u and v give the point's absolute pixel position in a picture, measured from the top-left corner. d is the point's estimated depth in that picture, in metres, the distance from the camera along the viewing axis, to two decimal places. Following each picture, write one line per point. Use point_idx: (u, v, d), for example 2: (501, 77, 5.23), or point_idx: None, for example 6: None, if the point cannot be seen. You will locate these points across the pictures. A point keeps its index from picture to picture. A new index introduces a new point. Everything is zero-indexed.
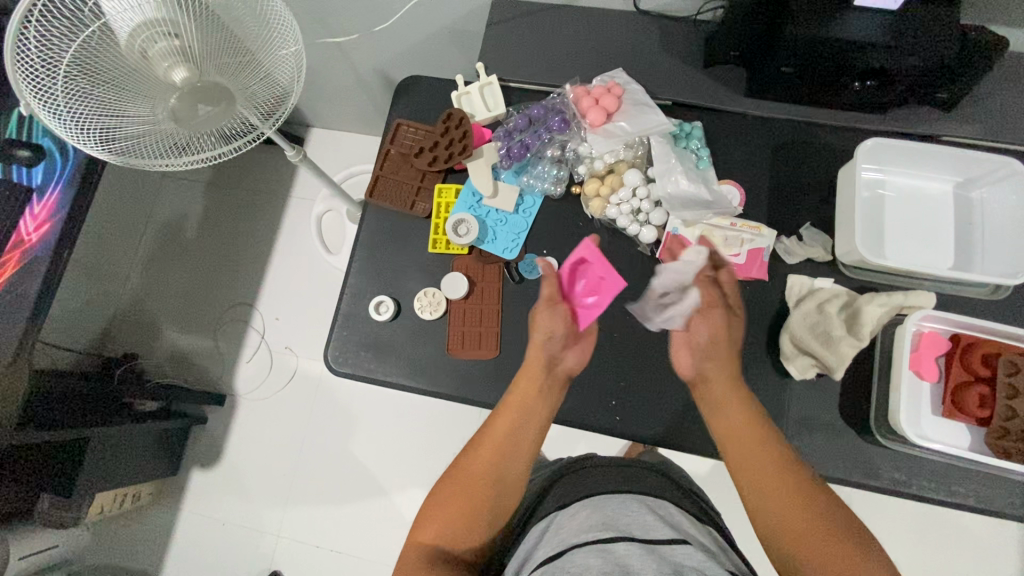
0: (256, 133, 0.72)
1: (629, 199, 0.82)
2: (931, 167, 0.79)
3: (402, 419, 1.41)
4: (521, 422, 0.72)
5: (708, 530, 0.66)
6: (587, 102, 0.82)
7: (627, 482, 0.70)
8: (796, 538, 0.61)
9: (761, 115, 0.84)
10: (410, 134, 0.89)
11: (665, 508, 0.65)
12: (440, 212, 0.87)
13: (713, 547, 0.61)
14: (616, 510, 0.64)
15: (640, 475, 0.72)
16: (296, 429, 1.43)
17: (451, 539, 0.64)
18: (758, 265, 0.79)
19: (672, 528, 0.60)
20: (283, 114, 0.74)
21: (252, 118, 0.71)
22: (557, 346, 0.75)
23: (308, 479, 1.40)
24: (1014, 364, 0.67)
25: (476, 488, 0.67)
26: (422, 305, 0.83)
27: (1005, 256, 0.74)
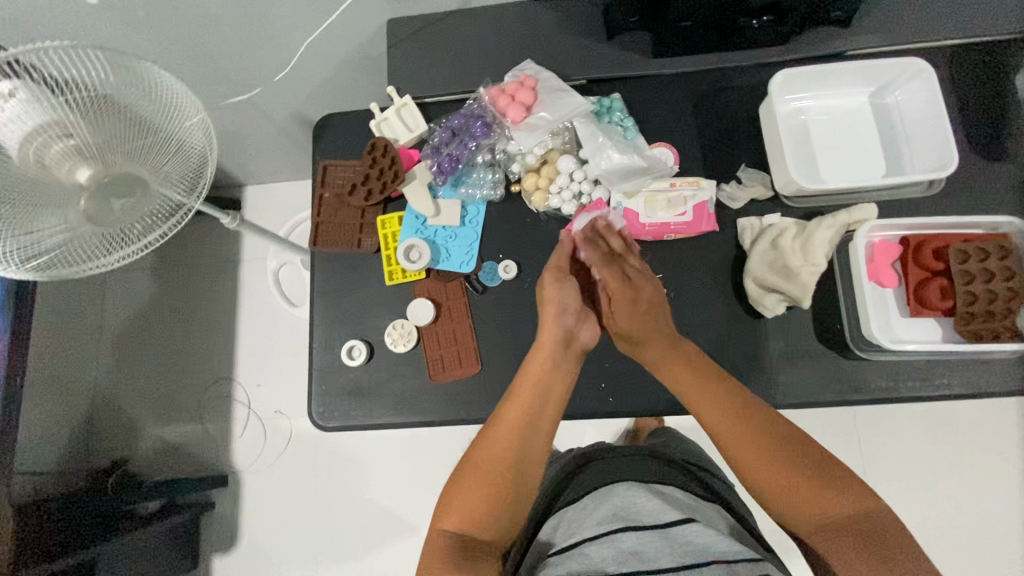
0: (184, 209, 0.72)
1: (569, 185, 0.82)
2: (845, 84, 0.81)
3: (410, 453, 1.40)
4: (535, 400, 0.70)
5: (713, 506, 0.67)
6: (504, 100, 0.82)
7: (629, 470, 0.71)
8: (775, 478, 0.62)
9: (676, 72, 0.85)
10: (340, 172, 0.89)
11: (668, 491, 0.66)
12: (388, 242, 0.85)
13: (720, 526, 0.62)
14: (623, 498, 0.64)
15: (642, 462, 0.73)
16: (306, 489, 1.41)
17: (469, 526, 0.63)
18: (709, 219, 0.79)
19: (679, 510, 0.61)
20: (205, 186, 0.73)
21: (174, 193, 0.70)
22: (572, 320, 0.75)
23: (333, 537, 1.37)
24: (963, 252, 0.72)
25: (494, 473, 0.66)
26: (395, 339, 0.82)
27: (930, 151, 0.76)
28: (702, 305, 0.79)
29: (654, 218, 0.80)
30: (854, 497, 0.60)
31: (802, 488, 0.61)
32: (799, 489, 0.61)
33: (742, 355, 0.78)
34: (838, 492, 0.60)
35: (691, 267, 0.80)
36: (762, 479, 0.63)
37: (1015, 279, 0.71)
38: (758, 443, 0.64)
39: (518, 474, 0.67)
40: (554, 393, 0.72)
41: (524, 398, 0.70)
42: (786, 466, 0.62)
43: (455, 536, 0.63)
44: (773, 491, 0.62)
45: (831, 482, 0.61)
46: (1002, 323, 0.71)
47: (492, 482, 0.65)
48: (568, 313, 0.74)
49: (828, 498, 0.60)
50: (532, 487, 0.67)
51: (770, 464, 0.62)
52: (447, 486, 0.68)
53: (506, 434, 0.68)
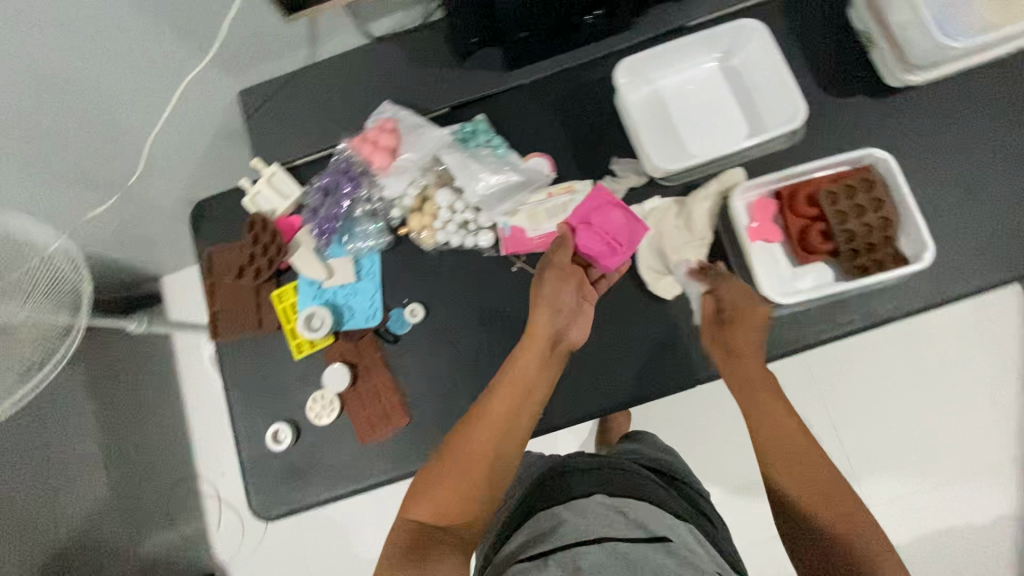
0: (74, 330, 0.72)
1: (452, 217, 0.81)
2: (691, 57, 0.82)
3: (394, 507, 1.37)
4: (522, 395, 0.71)
5: (683, 521, 0.68)
6: (367, 149, 0.81)
7: (604, 484, 0.71)
8: (811, 488, 0.62)
9: (532, 81, 0.86)
10: (225, 257, 0.86)
11: (645, 509, 0.67)
12: (288, 316, 0.83)
13: (693, 547, 0.63)
14: (597, 515, 0.64)
15: (622, 477, 0.73)
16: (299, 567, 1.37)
17: (446, 511, 0.60)
18: (636, 218, 0.78)
19: (650, 532, 0.62)
20: (86, 303, 0.74)
21: (57, 317, 0.70)
22: (563, 321, 0.76)
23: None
24: (832, 193, 0.74)
25: (480, 458, 0.64)
26: (318, 412, 0.80)
27: (782, 103, 0.78)
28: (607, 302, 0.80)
29: (540, 229, 0.81)
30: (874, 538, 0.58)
31: (833, 512, 0.60)
32: (830, 510, 0.60)
33: (656, 341, 0.78)
34: (863, 527, 0.59)
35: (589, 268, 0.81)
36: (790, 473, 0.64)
37: (886, 206, 0.73)
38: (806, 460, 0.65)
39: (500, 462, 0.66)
40: (540, 388, 0.72)
41: (513, 388, 0.70)
42: (823, 488, 0.62)
43: (425, 528, 0.59)
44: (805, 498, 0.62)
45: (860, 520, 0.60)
46: (885, 251, 0.73)
47: (479, 466, 0.64)
48: (560, 315, 0.75)
49: (852, 529, 0.59)
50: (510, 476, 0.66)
51: (813, 479, 0.63)
52: (423, 471, 0.65)
53: (494, 422, 0.67)
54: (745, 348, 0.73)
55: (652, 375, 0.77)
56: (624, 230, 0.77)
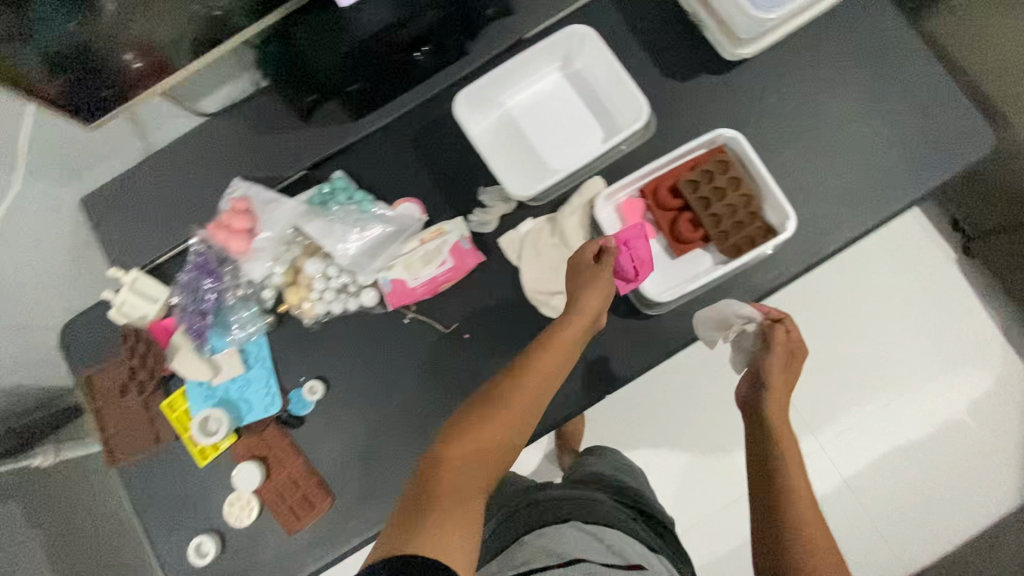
0: None
1: (327, 284, 0.78)
2: (532, 72, 0.82)
3: None
4: (553, 377, 0.60)
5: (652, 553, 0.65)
6: (223, 234, 0.77)
7: (587, 512, 0.66)
8: (807, 525, 0.57)
9: (382, 125, 0.82)
10: (106, 375, 0.82)
11: (620, 540, 0.63)
12: (184, 424, 0.79)
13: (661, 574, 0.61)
14: (571, 541, 0.60)
15: (604, 508, 0.68)
16: None
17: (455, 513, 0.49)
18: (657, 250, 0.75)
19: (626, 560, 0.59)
20: None
21: None
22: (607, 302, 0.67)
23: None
24: (691, 182, 0.74)
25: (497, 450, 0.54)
26: (237, 516, 0.77)
27: (626, 101, 0.78)
28: (503, 334, 0.78)
29: (420, 277, 0.78)
30: None
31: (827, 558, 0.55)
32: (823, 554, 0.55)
33: None
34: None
35: (478, 303, 0.79)
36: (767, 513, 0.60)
37: (744, 184, 0.74)
38: (807, 495, 0.60)
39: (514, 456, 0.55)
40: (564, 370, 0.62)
41: (548, 368, 0.60)
42: (818, 528, 0.57)
43: (424, 510, 0.49)
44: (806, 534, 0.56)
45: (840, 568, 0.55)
46: (753, 226, 0.74)
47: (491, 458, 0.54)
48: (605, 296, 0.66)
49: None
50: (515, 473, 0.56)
51: (815, 518, 0.57)
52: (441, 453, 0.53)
53: (521, 405, 0.57)
54: (778, 382, 0.67)
55: (560, 399, 0.77)
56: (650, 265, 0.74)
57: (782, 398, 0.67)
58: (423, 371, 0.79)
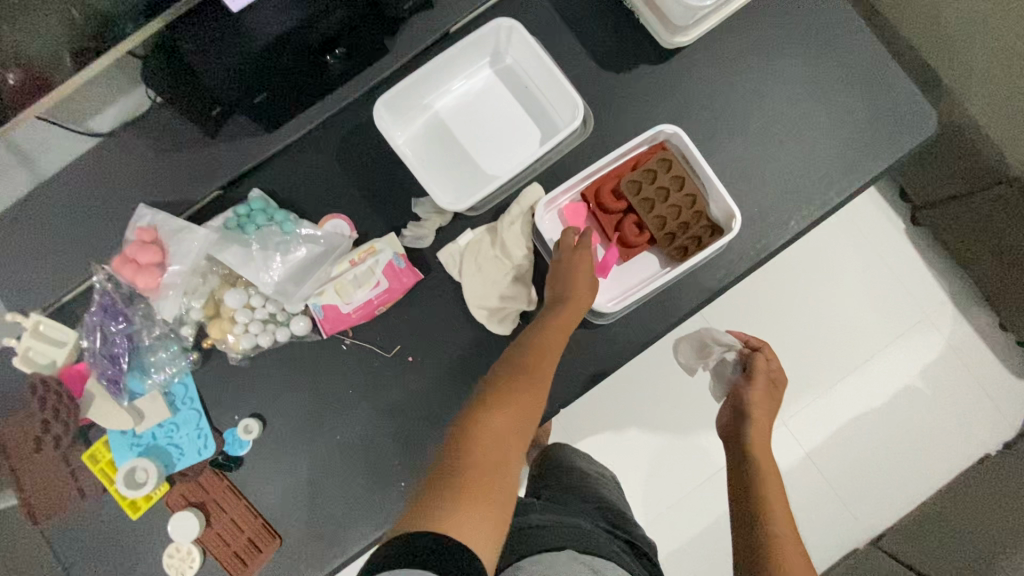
0: None
1: (253, 315, 0.73)
2: (459, 69, 0.76)
3: None
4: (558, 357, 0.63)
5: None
6: (128, 270, 0.69)
7: (578, 539, 0.66)
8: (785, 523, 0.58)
9: (300, 135, 0.76)
10: (13, 431, 0.74)
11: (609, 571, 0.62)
12: (109, 476, 0.73)
13: None
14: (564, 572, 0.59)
15: (593, 534, 0.68)
16: None
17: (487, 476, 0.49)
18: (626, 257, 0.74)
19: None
20: None
21: None
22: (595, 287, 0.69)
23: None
24: (633, 183, 0.71)
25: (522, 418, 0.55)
26: (178, 567, 0.72)
27: (560, 99, 0.74)
28: (448, 354, 0.74)
29: (354, 301, 0.73)
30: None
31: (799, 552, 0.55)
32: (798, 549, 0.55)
33: None
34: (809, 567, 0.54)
35: (420, 323, 0.74)
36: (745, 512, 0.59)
37: (687, 182, 0.71)
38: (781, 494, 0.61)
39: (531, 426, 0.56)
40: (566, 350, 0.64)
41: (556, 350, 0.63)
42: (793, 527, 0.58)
43: (455, 475, 0.48)
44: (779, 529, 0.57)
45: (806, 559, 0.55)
46: (699, 225, 0.71)
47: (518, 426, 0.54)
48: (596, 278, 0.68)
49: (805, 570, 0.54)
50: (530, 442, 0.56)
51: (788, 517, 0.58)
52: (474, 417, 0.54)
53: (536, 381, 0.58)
54: (759, 407, 0.69)
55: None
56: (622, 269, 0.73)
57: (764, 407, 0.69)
58: (365, 398, 0.74)
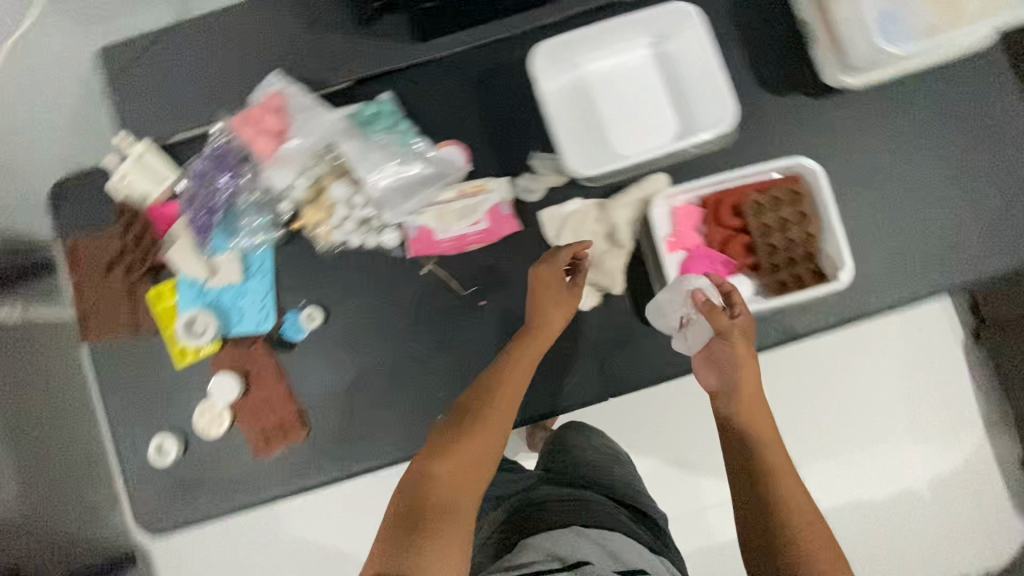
0: None
1: (350, 213, 0.73)
2: (620, 39, 0.74)
3: None
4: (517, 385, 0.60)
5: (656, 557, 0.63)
6: (250, 130, 0.71)
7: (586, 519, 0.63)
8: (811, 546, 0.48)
9: (446, 55, 0.75)
10: (92, 247, 0.76)
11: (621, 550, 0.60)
12: (167, 320, 0.75)
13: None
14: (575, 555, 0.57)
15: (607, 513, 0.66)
16: None
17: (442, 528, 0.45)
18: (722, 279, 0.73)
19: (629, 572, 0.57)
20: None
21: None
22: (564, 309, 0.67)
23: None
24: (759, 204, 0.70)
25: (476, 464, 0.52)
26: (205, 425, 0.74)
27: (710, 99, 0.71)
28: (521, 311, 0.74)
29: (449, 231, 0.73)
30: None
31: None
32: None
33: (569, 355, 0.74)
34: None
35: (503, 272, 0.74)
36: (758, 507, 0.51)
37: (811, 221, 0.70)
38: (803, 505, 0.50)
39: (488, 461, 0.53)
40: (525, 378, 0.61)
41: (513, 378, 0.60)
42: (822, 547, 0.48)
43: (408, 542, 0.44)
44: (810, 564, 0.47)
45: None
46: (806, 266, 0.70)
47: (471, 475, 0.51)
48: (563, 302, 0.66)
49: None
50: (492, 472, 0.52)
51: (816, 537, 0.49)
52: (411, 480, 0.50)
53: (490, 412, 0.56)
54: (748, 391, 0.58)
55: (558, 391, 0.74)
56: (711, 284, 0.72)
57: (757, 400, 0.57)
58: (426, 326, 0.74)
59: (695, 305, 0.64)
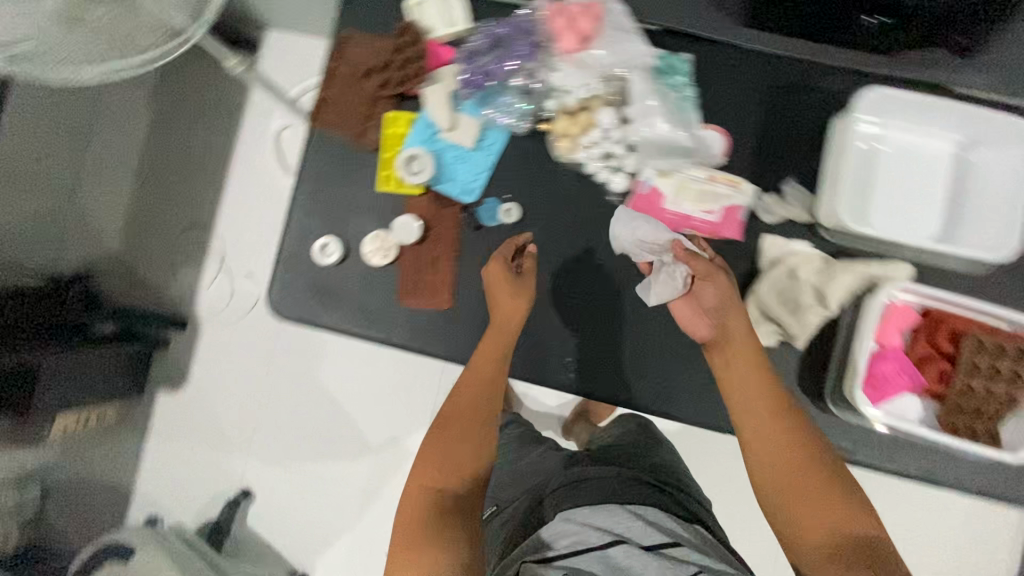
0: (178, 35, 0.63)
1: (601, 142, 0.73)
2: (936, 122, 0.71)
3: (369, 361, 1.41)
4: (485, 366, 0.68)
5: (692, 527, 0.74)
6: (561, 23, 0.71)
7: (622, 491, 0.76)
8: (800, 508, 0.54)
9: (761, 50, 0.75)
10: (360, 46, 0.78)
11: (656, 515, 0.72)
12: (391, 144, 0.78)
13: (696, 540, 0.70)
14: (608, 521, 0.70)
15: (640, 487, 0.78)
16: (265, 367, 1.42)
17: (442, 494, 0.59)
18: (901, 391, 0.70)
19: (665, 533, 0.68)
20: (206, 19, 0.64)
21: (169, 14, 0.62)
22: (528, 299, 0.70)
23: (278, 417, 1.41)
24: (981, 344, 0.67)
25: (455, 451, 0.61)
26: (371, 252, 0.77)
27: (990, 224, 0.69)
28: None
29: (678, 206, 0.73)
30: (856, 521, 0.53)
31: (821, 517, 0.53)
32: (821, 525, 0.53)
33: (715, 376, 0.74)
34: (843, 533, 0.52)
35: None
36: (767, 512, 0.57)
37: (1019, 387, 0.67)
38: (788, 457, 0.56)
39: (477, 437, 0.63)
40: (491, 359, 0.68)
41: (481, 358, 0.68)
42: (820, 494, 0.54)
43: (408, 529, 0.57)
44: (793, 520, 0.54)
45: (836, 504, 0.54)
46: (985, 425, 0.68)
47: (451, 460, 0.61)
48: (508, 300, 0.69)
49: (838, 521, 0.53)
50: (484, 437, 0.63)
51: (805, 502, 0.54)
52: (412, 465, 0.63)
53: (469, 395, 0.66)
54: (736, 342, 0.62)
55: (685, 398, 0.73)
56: (891, 388, 0.69)
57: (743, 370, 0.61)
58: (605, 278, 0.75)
59: (674, 258, 0.68)
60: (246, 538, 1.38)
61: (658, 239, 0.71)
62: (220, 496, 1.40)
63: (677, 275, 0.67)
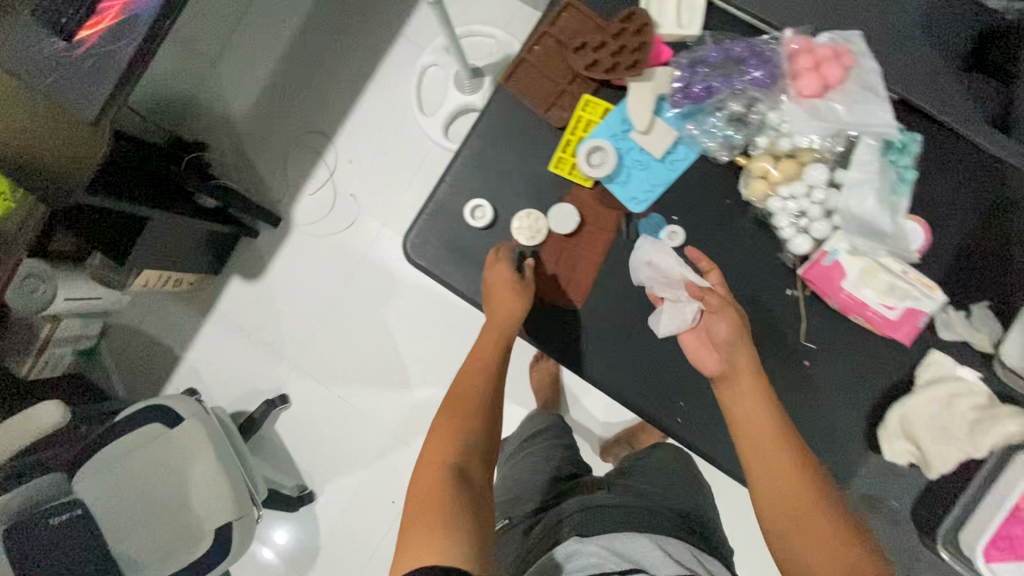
0: None
1: (801, 198, 0.69)
2: None
3: (436, 318, 1.39)
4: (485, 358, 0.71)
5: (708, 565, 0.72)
6: (806, 63, 0.67)
7: (644, 520, 0.76)
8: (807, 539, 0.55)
9: None
10: (575, 21, 0.75)
11: (672, 546, 0.72)
12: (576, 128, 0.74)
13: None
14: (624, 544, 0.70)
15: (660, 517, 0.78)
16: (336, 288, 1.41)
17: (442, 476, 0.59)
18: None
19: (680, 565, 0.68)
20: None
21: None
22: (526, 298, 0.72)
23: (334, 340, 1.41)
24: None
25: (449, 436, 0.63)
26: (519, 230, 0.76)
27: None
28: (823, 401, 0.71)
29: (858, 290, 0.67)
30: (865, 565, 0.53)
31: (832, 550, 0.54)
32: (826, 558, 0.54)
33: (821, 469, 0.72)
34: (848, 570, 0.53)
35: (846, 362, 0.71)
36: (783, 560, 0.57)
37: None
38: (793, 495, 0.57)
39: (470, 427, 0.65)
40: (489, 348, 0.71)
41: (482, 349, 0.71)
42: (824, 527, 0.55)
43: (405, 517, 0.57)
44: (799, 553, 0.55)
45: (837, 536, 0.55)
46: None
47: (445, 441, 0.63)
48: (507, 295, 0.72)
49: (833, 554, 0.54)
50: (477, 423, 0.66)
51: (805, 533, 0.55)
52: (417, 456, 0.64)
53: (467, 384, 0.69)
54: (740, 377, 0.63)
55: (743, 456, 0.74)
56: None
57: (746, 408, 0.62)
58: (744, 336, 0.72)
59: (687, 295, 0.69)
60: (270, 438, 1.41)
61: (671, 273, 0.71)
62: (259, 394, 1.42)
63: (688, 309, 0.69)
